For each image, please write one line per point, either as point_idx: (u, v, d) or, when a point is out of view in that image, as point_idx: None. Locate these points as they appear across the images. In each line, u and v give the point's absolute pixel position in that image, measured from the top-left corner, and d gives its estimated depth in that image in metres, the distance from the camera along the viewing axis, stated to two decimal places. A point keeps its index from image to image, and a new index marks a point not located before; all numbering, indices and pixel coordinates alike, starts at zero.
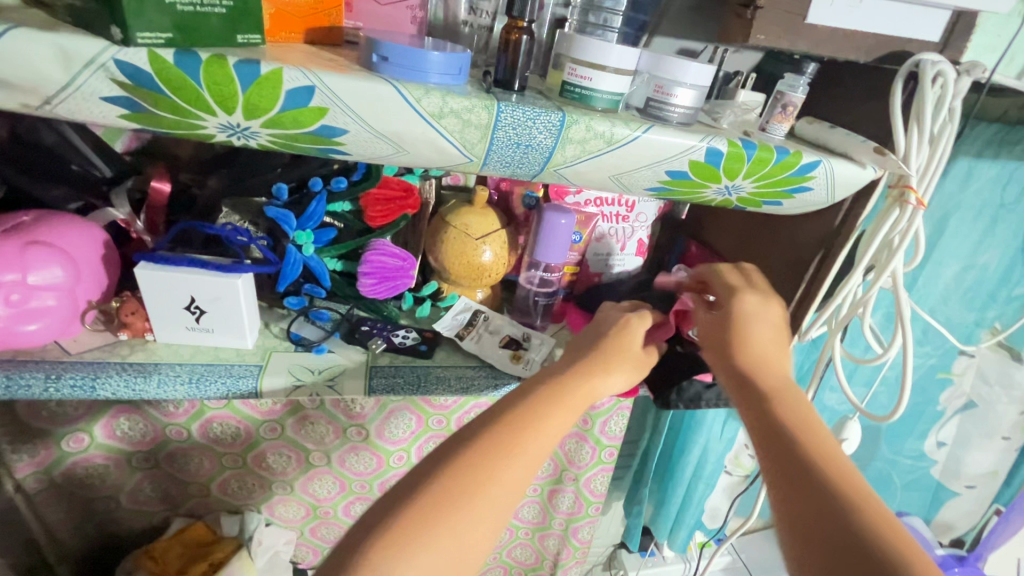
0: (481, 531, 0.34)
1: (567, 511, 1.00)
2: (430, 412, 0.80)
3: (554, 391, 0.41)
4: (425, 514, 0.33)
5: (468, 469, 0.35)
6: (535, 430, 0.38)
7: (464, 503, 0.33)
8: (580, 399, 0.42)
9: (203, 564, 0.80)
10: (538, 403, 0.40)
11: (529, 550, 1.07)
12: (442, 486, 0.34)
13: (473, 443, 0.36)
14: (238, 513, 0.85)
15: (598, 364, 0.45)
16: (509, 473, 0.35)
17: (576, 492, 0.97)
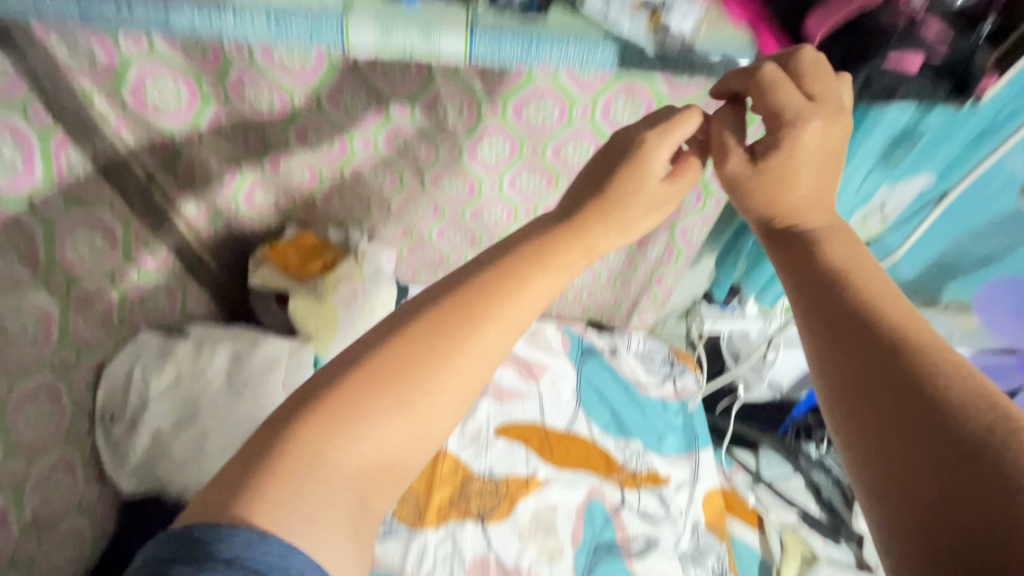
0: (470, 378, 0.42)
1: (655, 260, 1.01)
2: (524, 139, 0.77)
3: (536, 256, 0.47)
4: (403, 374, 0.40)
5: (437, 337, 0.42)
6: (502, 295, 0.44)
7: (443, 361, 0.41)
8: (571, 255, 0.48)
9: (319, 262, 0.90)
10: (502, 282, 0.44)
11: (607, 293, 1.13)
12: (417, 349, 0.41)
13: (444, 312, 0.43)
14: (343, 227, 0.94)
15: (595, 216, 0.49)
16: (483, 335, 0.43)
17: (668, 240, 0.94)
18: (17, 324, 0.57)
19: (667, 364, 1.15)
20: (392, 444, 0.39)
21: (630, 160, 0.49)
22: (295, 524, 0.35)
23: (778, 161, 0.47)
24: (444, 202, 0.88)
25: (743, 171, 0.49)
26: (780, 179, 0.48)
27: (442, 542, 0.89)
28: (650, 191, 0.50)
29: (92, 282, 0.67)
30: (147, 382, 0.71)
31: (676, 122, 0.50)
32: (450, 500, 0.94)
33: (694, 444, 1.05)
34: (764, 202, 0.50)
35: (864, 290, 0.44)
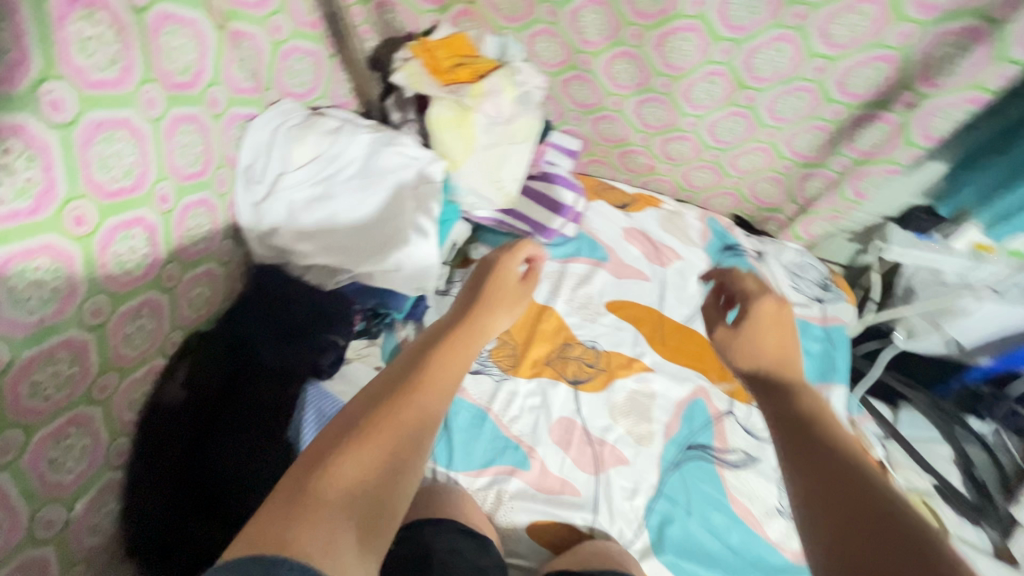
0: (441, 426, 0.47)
1: (861, 152, 0.81)
2: None
3: (467, 338, 0.57)
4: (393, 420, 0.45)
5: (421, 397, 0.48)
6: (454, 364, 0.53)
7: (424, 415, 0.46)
8: (473, 331, 0.58)
9: (467, 69, 0.80)
10: (443, 355, 0.53)
11: (774, 187, 0.95)
12: (401, 397, 0.47)
13: (420, 373, 0.50)
14: (500, 37, 0.83)
15: (489, 308, 0.62)
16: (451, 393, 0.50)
17: (897, 125, 0.74)
18: (177, 39, 0.52)
19: (820, 285, 0.99)
20: (380, 481, 0.41)
21: (489, 275, 0.66)
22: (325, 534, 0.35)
23: (747, 323, 0.58)
24: (626, 23, 0.73)
25: (727, 334, 0.59)
26: (751, 336, 0.57)
27: (532, 395, 0.87)
28: (507, 290, 0.65)
29: (249, 23, 0.61)
30: (286, 155, 0.67)
31: (514, 247, 0.69)
32: (545, 360, 0.90)
33: (830, 377, 0.90)
34: (746, 361, 0.56)
35: (818, 415, 0.47)
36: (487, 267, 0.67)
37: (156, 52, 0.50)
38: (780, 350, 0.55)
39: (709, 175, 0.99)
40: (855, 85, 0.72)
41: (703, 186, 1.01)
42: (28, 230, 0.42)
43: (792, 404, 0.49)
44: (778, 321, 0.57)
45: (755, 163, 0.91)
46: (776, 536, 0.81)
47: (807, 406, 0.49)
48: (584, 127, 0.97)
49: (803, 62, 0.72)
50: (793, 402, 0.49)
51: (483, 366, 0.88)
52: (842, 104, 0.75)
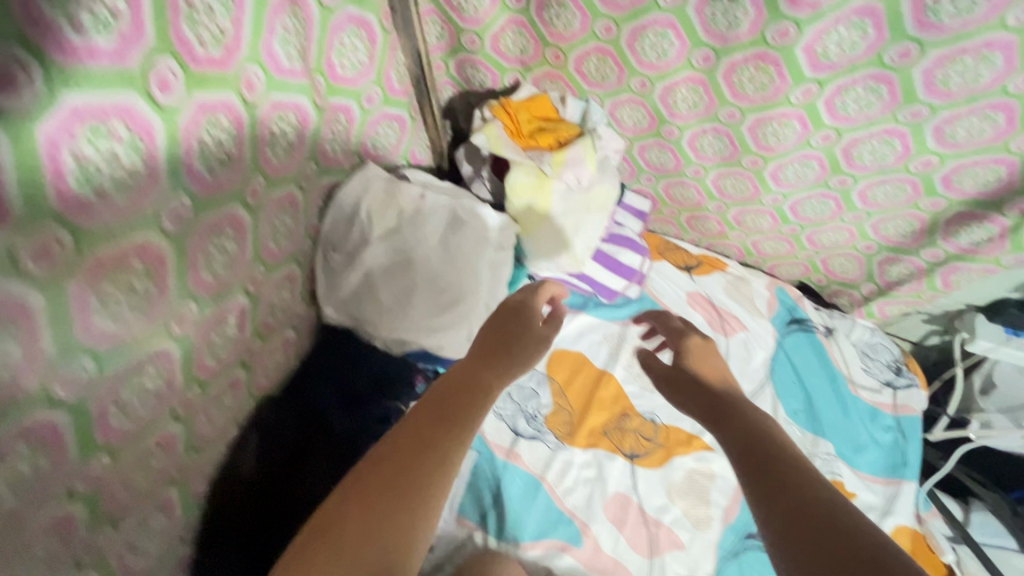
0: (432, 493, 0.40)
1: (957, 245, 0.77)
2: (897, 38, 0.56)
3: (456, 377, 0.48)
4: (371, 497, 0.39)
5: (409, 459, 0.41)
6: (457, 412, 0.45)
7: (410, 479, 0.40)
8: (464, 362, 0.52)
9: (549, 137, 0.78)
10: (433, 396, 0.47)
11: (853, 265, 0.91)
12: (389, 468, 0.41)
13: (406, 432, 0.43)
14: (584, 101, 0.80)
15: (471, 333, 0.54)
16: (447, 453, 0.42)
17: (1009, 226, 0.71)
18: (283, 125, 0.51)
19: (893, 368, 0.95)
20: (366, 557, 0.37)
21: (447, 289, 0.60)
22: None
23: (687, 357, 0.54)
24: (723, 105, 0.70)
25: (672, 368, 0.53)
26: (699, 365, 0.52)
27: (588, 466, 0.85)
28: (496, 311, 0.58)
29: (346, 96, 0.59)
30: (370, 222, 0.65)
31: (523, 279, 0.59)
32: (602, 429, 0.88)
33: (898, 471, 0.87)
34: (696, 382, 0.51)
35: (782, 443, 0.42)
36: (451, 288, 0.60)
37: (263, 144, 0.49)
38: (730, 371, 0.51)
39: (782, 245, 0.95)
40: (963, 184, 0.68)
41: (772, 254, 0.98)
42: (144, 334, 0.41)
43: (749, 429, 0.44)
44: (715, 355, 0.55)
45: (836, 240, 0.87)
46: None
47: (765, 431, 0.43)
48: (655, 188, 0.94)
49: (909, 157, 0.68)
50: (751, 431, 0.43)
51: (538, 432, 0.86)
52: (946, 198, 0.71)
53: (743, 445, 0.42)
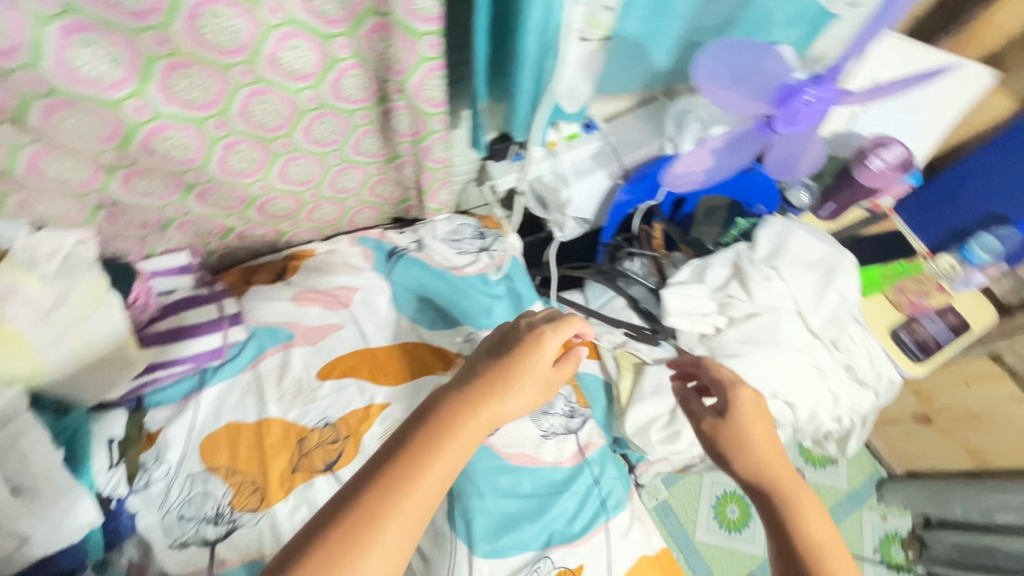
0: (425, 502, 0.56)
1: (408, 134, 0.88)
2: (135, 32, 0.58)
3: (433, 433, 0.61)
4: (389, 492, 0.55)
5: (406, 466, 0.57)
6: (452, 435, 0.61)
7: (413, 485, 0.56)
8: (484, 418, 0.65)
9: None
10: (421, 445, 0.60)
11: (390, 184, 1.03)
12: (360, 520, 0.53)
13: (375, 485, 0.56)
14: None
15: (498, 394, 0.67)
16: (441, 460, 0.59)
17: (409, 107, 0.81)
18: None
19: (478, 236, 1.10)
20: None
21: (531, 347, 0.72)
22: None
23: (735, 412, 0.72)
24: (98, 153, 0.70)
25: (715, 421, 0.74)
26: (732, 427, 0.72)
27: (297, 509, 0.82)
28: (538, 370, 0.71)
29: None
30: None
31: (562, 324, 0.76)
32: (292, 465, 0.85)
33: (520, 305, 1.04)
34: (749, 464, 0.70)
35: (803, 507, 0.66)
36: (530, 340, 0.73)
37: None
38: (762, 433, 0.72)
39: (332, 207, 1.03)
40: (350, 94, 0.77)
41: (335, 217, 1.06)
42: None
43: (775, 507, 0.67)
44: (758, 411, 0.73)
45: (354, 178, 0.97)
46: (552, 457, 0.91)
47: (786, 502, 0.67)
48: (185, 234, 0.95)
49: (293, 98, 0.74)
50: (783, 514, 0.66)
51: (232, 521, 0.80)
52: (361, 109, 0.81)
53: (772, 520, 0.67)
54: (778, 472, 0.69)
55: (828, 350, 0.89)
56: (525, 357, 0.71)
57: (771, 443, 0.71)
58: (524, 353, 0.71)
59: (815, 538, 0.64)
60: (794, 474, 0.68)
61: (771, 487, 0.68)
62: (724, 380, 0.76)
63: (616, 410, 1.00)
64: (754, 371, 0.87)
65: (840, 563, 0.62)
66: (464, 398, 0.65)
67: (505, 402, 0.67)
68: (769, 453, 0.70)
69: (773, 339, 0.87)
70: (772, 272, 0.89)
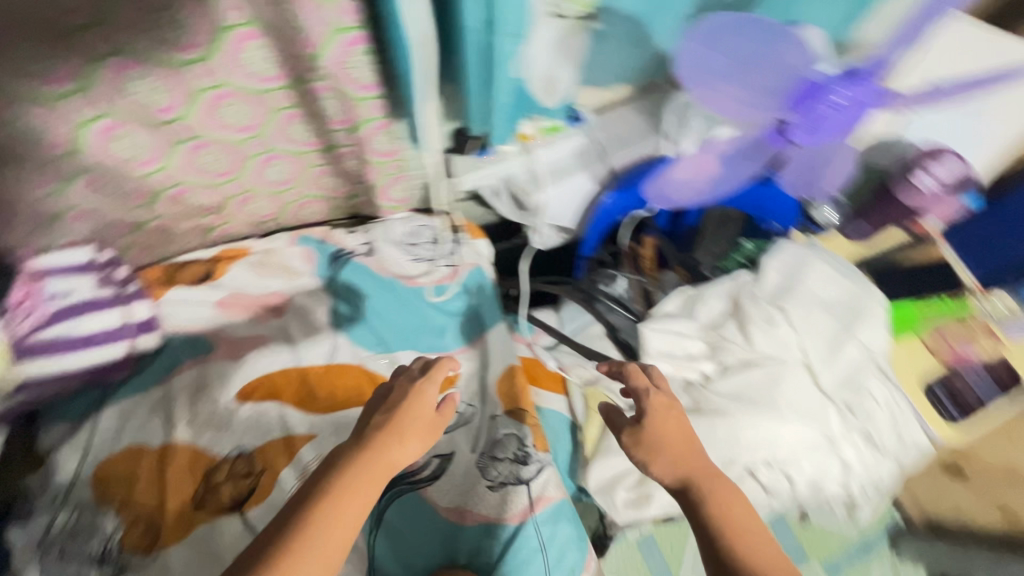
0: (329, 556, 0.54)
1: (341, 120, 0.73)
2: None
3: (332, 489, 0.57)
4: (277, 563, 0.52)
5: (298, 523, 0.54)
6: (345, 493, 0.57)
7: (309, 542, 0.53)
8: (381, 470, 0.59)
9: None
10: (318, 504, 0.56)
11: (337, 177, 0.88)
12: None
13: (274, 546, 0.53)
14: None
15: (394, 437, 0.61)
16: (337, 517, 0.55)
17: (334, 89, 0.67)
18: None
19: (438, 240, 0.95)
20: None
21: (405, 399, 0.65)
22: None
23: (654, 414, 0.58)
24: None
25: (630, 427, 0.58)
26: (652, 431, 0.57)
27: (192, 558, 0.72)
28: (426, 415, 0.65)
29: None
30: None
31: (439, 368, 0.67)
32: (194, 502, 0.76)
33: (478, 326, 0.89)
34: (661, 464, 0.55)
35: (726, 510, 0.52)
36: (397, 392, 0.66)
37: None
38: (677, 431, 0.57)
39: (267, 202, 0.89)
40: (260, 73, 0.64)
41: (270, 213, 0.91)
42: None
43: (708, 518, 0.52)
44: (676, 419, 0.58)
45: (287, 169, 0.82)
46: (493, 511, 0.78)
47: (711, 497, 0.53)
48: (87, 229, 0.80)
49: (177, 75, 0.60)
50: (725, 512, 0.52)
51: (120, 564, 0.71)
52: (279, 89, 0.67)
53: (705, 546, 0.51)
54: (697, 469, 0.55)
55: (843, 416, 0.72)
56: (402, 406, 0.64)
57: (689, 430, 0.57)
58: (404, 402, 0.65)
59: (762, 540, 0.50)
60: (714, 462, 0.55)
61: (694, 480, 0.54)
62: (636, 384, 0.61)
63: (580, 459, 0.86)
64: (747, 435, 0.70)
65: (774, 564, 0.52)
66: (353, 453, 0.60)
67: (403, 447, 0.62)
68: (682, 443, 0.56)
69: (773, 400, 0.70)
70: (778, 315, 0.72)
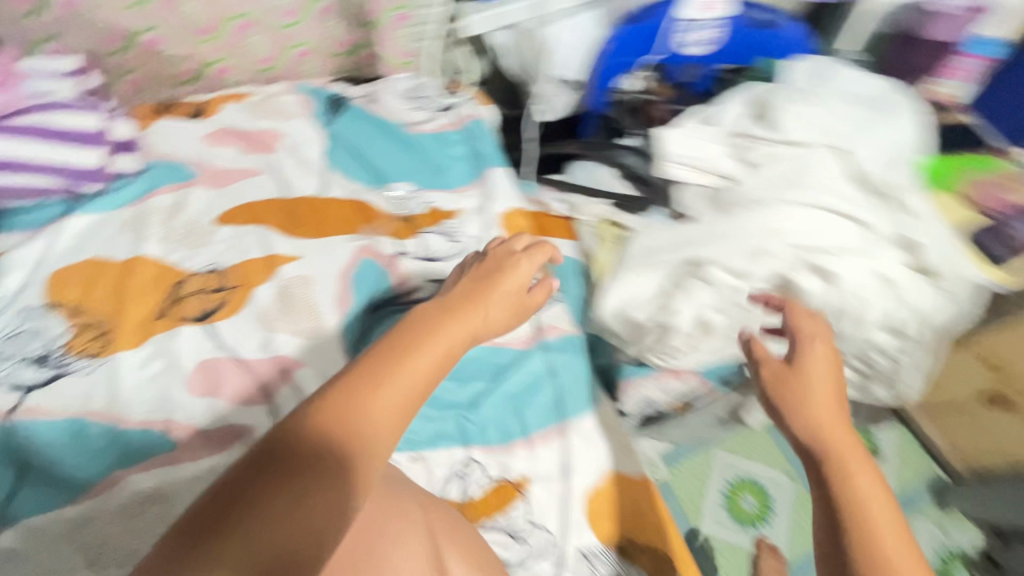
0: (391, 428, 0.42)
1: None
2: None
3: (409, 338, 0.48)
4: (367, 381, 0.43)
5: (381, 364, 0.45)
6: (429, 338, 0.49)
7: (388, 377, 0.44)
8: (468, 324, 0.52)
9: None
10: (401, 336, 0.48)
11: (339, 19, 0.86)
12: (323, 429, 0.40)
13: (345, 382, 0.43)
14: None
15: (479, 298, 0.56)
16: (421, 350, 0.47)
17: None
18: None
19: (443, 94, 0.91)
20: (279, 535, 0.34)
21: (491, 272, 0.60)
22: (242, 537, 0.33)
23: (803, 375, 0.55)
24: None
25: (778, 372, 0.56)
26: (798, 390, 0.54)
27: (147, 364, 0.63)
28: (513, 288, 0.59)
29: None
30: None
31: (539, 250, 0.63)
32: (156, 313, 0.67)
33: (483, 166, 0.83)
34: (799, 418, 0.53)
35: (849, 481, 0.48)
36: (492, 261, 0.61)
37: None
38: (828, 391, 0.54)
39: (267, 43, 0.86)
40: None
41: (270, 59, 0.88)
42: None
43: (848, 488, 0.47)
44: (831, 368, 0.56)
45: None
46: None
47: (854, 491, 0.47)
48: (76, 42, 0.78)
49: None
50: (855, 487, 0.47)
51: (61, 367, 0.62)
52: None
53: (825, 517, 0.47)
54: (841, 438, 0.50)
55: (885, 202, 0.65)
56: (497, 272, 0.60)
57: (837, 392, 0.54)
58: (497, 270, 0.60)
59: (872, 487, 0.47)
60: (852, 434, 0.50)
61: (829, 458, 0.49)
62: (801, 332, 0.58)
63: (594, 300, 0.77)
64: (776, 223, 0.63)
65: (888, 527, 0.45)
66: (443, 307, 0.53)
67: (487, 313, 0.55)
68: (833, 415, 0.52)
69: (808, 179, 0.64)
70: (808, 95, 0.66)
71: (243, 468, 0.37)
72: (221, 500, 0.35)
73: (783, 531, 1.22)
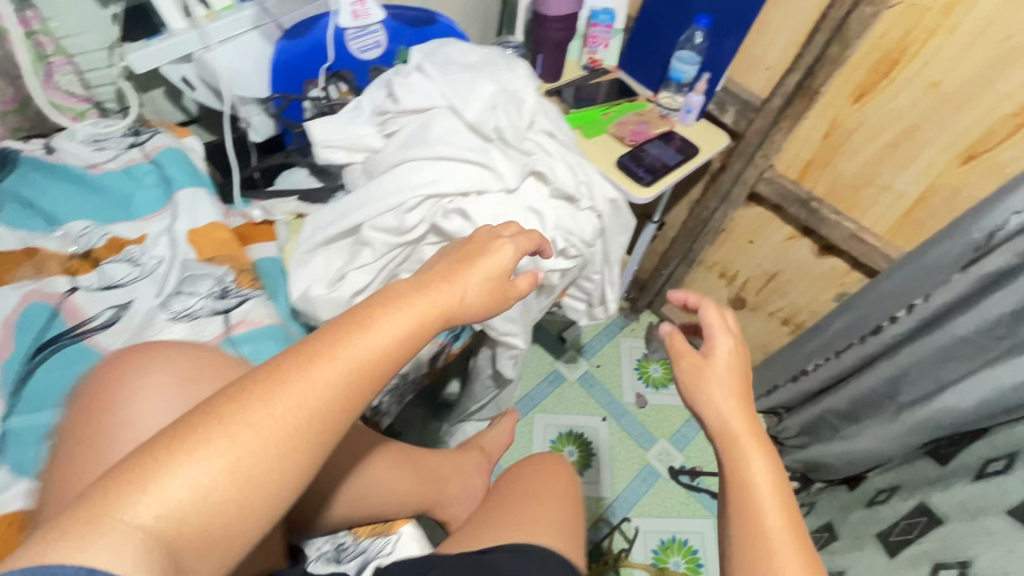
0: (325, 401, 0.41)
1: None
2: None
3: (357, 316, 0.45)
4: (314, 350, 0.42)
5: (324, 339, 0.43)
6: (391, 312, 0.47)
7: (339, 347, 0.43)
8: (436, 307, 0.49)
9: None
10: (358, 311, 0.46)
11: None
12: (270, 380, 0.40)
13: (290, 353, 0.42)
14: None
15: (450, 275, 0.52)
16: (373, 329, 0.45)
17: None
18: None
19: (131, 133, 0.90)
20: (204, 480, 0.36)
21: (473, 249, 0.57)
22: (170, 474, 0.35)
23: (717, 361, 0.60)
24: None
25: (695, 364, 0.60)
26: (703, 383, 0.59)
27: None
28: (493, 266, 0.55)
29: None
30: None
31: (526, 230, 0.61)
32: None
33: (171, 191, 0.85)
34: (703, 404, 0.58)
35: (738, 458, 0.54)
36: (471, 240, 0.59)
37: None
38: (727, 377, 0.59)
39: None
40: None
41: None
42: None
43: (745, 472, 0.53)
44: (735, 361, 0.60)
45: None
46: (178, 340, 0.71)
47: (748, 471, 0.53)
48: None
49: None
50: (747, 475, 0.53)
51: None
52: None
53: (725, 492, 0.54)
54: (741, 428, 0.56)
55: (503, 149, 0.76)
56: (473, 253, 0.56)
57: (740, 378, 0.59)
58: (472, 252, 0.56)
59: (763, 471, 0.53)
60: (746, 422, 0.56)
61: (730, 443, 0.55)
62: (709, 325, 0.62)
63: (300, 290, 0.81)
64: (408, 179, 0.71)
65: (772, 510, 0.51)
66: (416, 283, 0.51)
67: (459, 295, 0.52)
68: (738, 404, 0.57)
69: (427, 136, 0.73)
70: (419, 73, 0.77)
71: (153, 436, 0.37)
72: (120, 474, 0.35)
73: (603, 468, 1.32)
